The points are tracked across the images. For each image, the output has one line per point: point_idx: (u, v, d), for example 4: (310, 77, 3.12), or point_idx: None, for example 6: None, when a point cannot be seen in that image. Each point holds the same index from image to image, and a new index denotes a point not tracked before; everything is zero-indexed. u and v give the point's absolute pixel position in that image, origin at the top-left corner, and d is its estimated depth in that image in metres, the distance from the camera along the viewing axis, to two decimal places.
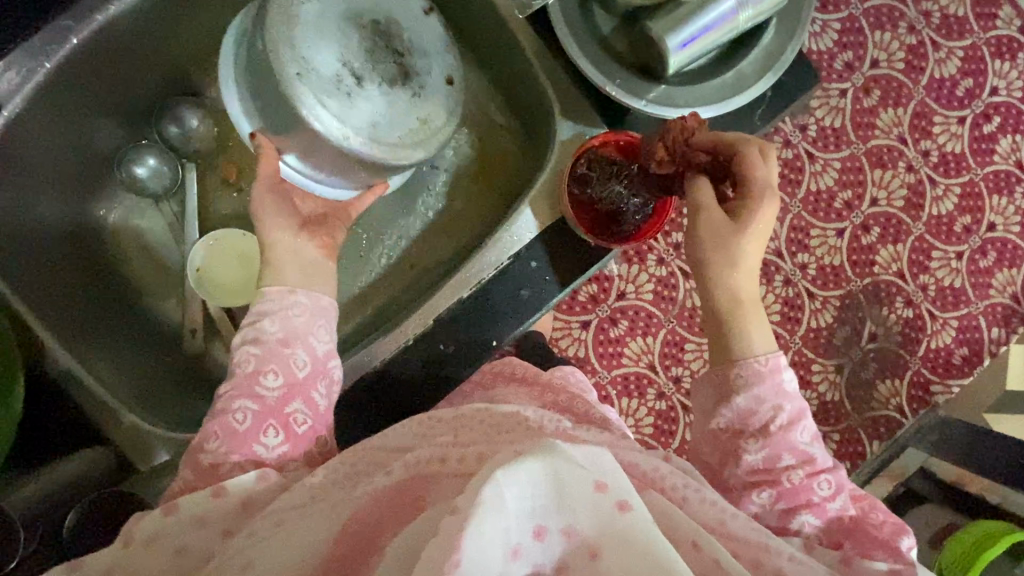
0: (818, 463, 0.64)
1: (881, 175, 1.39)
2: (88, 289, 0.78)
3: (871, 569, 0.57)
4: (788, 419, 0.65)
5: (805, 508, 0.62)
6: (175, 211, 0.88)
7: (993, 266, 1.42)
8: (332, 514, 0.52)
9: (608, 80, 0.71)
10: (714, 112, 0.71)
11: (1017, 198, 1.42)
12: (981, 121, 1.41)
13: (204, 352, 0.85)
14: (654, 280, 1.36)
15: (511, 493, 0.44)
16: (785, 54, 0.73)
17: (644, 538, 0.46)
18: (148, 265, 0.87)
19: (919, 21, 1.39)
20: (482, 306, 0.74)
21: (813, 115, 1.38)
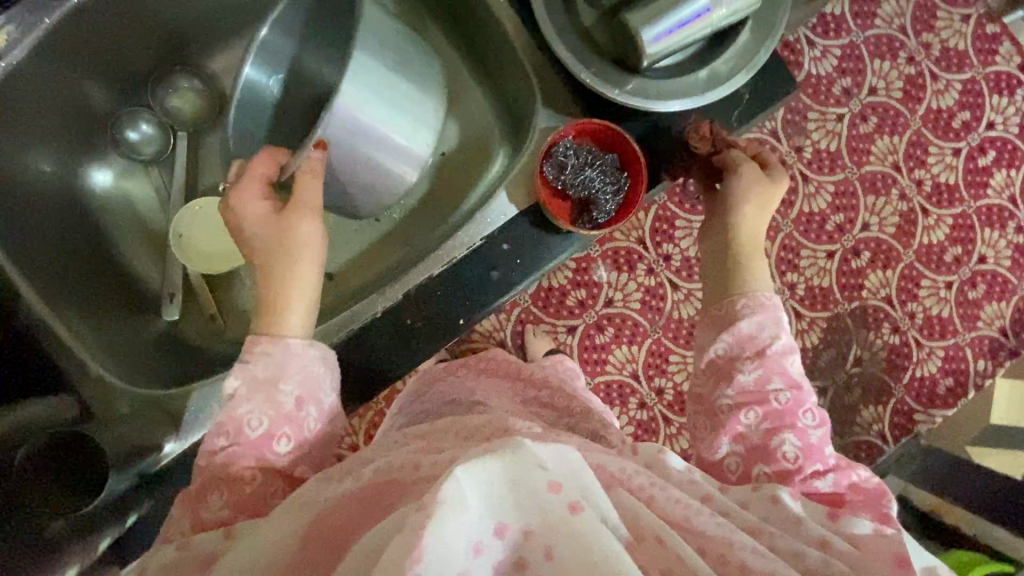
0: (807, 391, 0.65)
1: (874, 201, 1.40)
2: (70, 244, 0.80)
3: (856, 522, 0.55)
4: (784, 346, 0.66)
5: (787, 428, 0.62)
6: (164, 178, 0.90)
7: (982, 298, 1.42)
8: (299, 517, 0.52)
9: (581, 68, 0.72)
10: (688, 104, 0.72)
11: (1010, 233, 1.42)
12: (976, 153, 1.42)
13: (181, 317, 0.87)
14: (643, 289, 1.37)
15: (472, 486, 0.44)
16: (759, 55, 0.73)
17: (589, 541, 0.45)
18: (135, 227, 0.88)
19: (919, 52, 1.41)
20: (455, 283, 0.76)
21: (810, 136, 1.39)
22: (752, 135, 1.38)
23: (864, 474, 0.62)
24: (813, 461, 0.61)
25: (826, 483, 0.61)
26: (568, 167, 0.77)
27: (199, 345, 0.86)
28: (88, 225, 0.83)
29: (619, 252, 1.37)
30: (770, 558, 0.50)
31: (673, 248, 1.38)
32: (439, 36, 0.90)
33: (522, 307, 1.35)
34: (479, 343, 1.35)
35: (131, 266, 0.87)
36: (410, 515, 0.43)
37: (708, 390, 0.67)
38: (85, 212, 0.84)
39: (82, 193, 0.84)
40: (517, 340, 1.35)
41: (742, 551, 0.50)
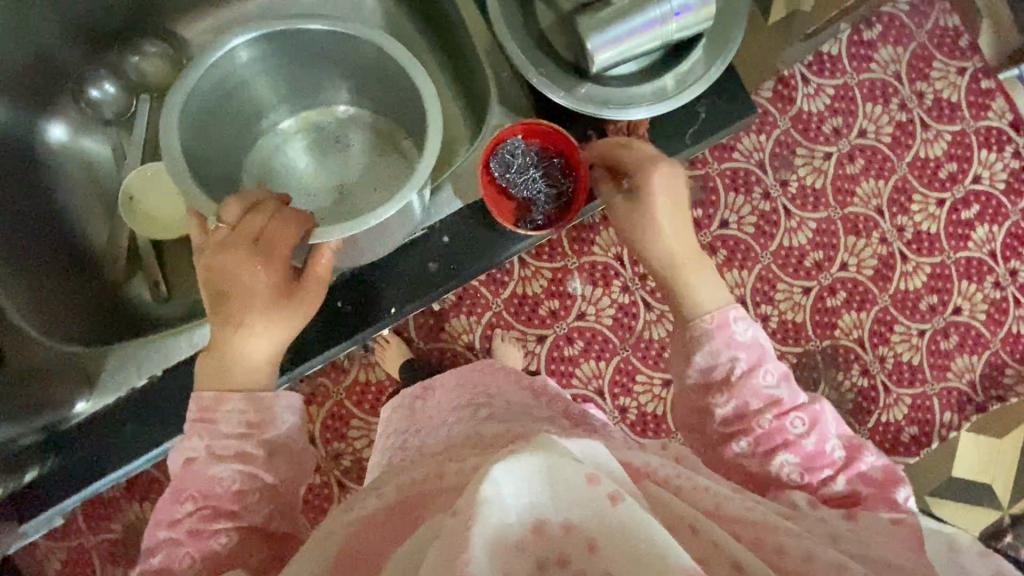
0: (786, 402, 0.62)
1: (854, 242, 1.41)
2: (16, 188, 0.80)
3: (875, 517, 0.57)
4: (749, 364, 0.64)
5: (782, 448, 0.61)
6: (122, 139, 0.90)
7: (954, 349, 1.42)
8: (323, 549, 0.58)
9: (530, 69, 0.73)
10: (637, 113, 0.72)
11: (987, 288, 1.43)
12: (960, 206, 1.43)
13: (125, 281, 0.86)
14: (616, 305, 1.37)
15: (513, 478, 0.46)
16: (709, 73, 0.74)
17: (631, 532, 0.45)
18: (88, 186, 0.88)
19: (911, 100, 1.42)
20: (388, 273, 0.82)
21: (796, 172, 1.40)
22: (738, 164, 1.39)
23: (872, 461, 0.62)
24: (819, 467, 0.61)
25: (838, 484, 0.60)
26: (514, 167, 0.81)
27: (135, 311, 0.86)
28: (36, 177, 0.83)
29: (596, 266, 1.36)
30: (806, 536, 0.51)
31: None
32: (415, 33, 0.94)
33: (493, 312, 1.34)
34: (446, 345, 1.34)
35: (79, 224, 0.86)
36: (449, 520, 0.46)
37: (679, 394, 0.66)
38: (36, 164, 0.84)
39: (37, 145, 0.85)
40: (485, 344, 1.34)
41: (778, 531, 0.51)
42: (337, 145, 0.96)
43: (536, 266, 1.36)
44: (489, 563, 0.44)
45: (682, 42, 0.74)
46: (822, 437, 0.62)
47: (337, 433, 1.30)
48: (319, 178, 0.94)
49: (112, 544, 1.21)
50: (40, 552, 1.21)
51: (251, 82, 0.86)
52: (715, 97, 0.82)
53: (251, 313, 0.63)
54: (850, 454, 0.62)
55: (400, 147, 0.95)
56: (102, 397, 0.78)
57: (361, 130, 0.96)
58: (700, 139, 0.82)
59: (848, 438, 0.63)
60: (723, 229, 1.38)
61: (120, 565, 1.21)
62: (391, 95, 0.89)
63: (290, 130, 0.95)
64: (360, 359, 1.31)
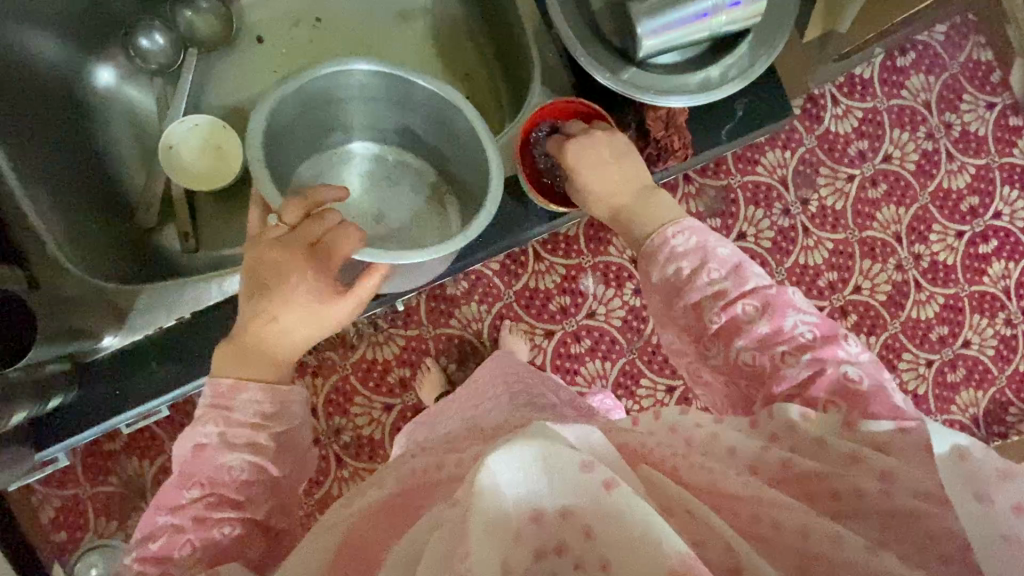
0: (732, 291, 0.60)
1: (869, 266, 1.41)
2: (60, 127, 0.81)
3: (872, 426, 0.52)
4: (696, 260, 0.62)
5: (739, 337, 0.59)
6: (166, 90, 0.91)
7: (960, 382, 1.41)
8: (330, 535, 0.59)
9: (578, 47, 0.73)
10: (685, 101, 0.72)
11: (998, 324, 1.42)
12: (978, 239, 1.42)
13: (156, 229, 0.87)
14: (626, 308, 1.37)
15: (508, 468, 0.46)
16: (755, 67, 0.74)
17: (628, 518, 0.44)
18: (130, 134, 0.89)
19: (939, 129, 1.42)
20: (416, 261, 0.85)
21: (817, 191, 1.40)
22: (761, 178, 1.39)
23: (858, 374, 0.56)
24: (777, 346, 0.58)
25: (803, 368, 0.56)
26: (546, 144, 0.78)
27: (167, 260, 0.86)
28: (82, 119, 0.85)
29: (610, 267, 1.37)
30: (801, 511, 0.48)
31: None
32: (461, 16, 0.95)
33: (504, 303, 1.35)
34: (454, 331, 1.35)
35: (116, 168, 0.87)
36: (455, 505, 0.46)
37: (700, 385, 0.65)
38: (82, 106, 0.85)
39: (84, 88, 0.86)
40: (493, 334, 1.35)
41: (774, 506, 0.49)
42: (388, 184, 0.91)
43: (551, 261, 1.37)
44: (485, 545, 0.44)
45: (728, 35, 0.74)
46: (778, 319, 0.58)
47: (339, 408, 1.31)
48: (359, 204, 0.90)
49: (108, 496, 1.22)
50: (36, 498, 1.22)
51: (336, 100, 0.82)
52: (752, 102, 0.83)
53: (281, 309, 0.62)
54: (826, 338, 0.57)
55: (446, 209, 0.90)
56: (131, 334, 0.79)
57: (415, 179, 0.92)
58: (738, 133, 0.83)
59: (828, 327, 0.59)
60: (740, 241, 1.38)
61: (114, 518, 1.22)
62: (456, 159, 0.86)
63: (352, 155, 0.91)
64: (369, 338, 1.32)
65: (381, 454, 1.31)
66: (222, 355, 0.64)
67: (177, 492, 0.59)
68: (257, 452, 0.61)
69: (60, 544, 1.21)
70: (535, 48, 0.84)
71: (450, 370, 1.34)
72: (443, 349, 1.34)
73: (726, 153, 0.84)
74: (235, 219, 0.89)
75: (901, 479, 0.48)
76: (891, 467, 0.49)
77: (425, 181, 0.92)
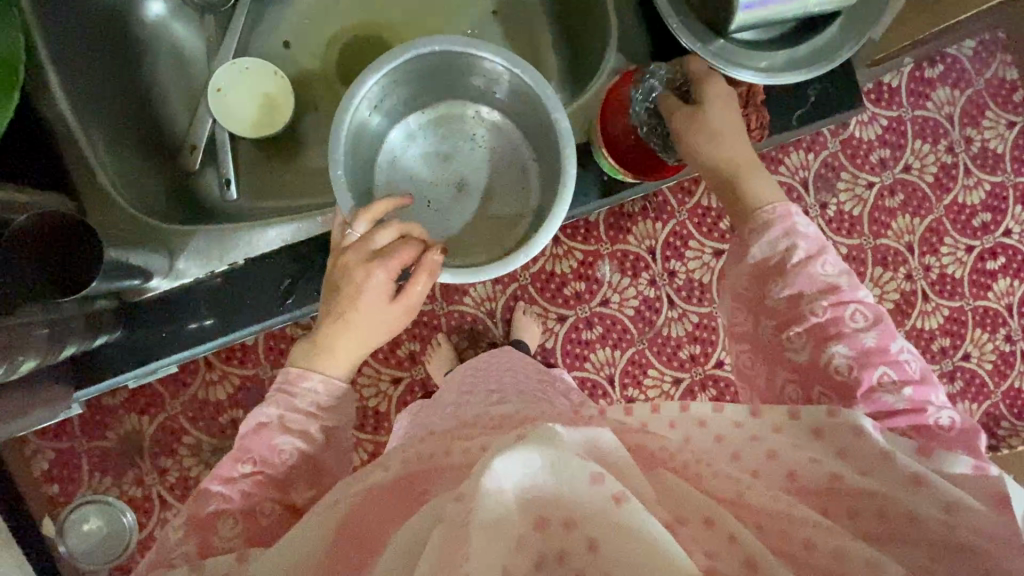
0: (845, 292, 0.58)
1: (880, 273, 1.38)
2: (113, 62, 0.78)
3: (950, 458, 0.51)
4: (813, 249, 0.60)
5: (836, 339, 0.57)
6: (216, 30, 0.87)
7: (956, 394, 1.39)
8: (327, 513, 0.52)
9: (671, 15, 0.73)
10: (761, 79, 0.72)
11: (998, 339, 1.40)
12: (986, 255, 1.40)
13: (198, 174, 0.84)
14: (641, 298, 1.31)
15: (510, 477, 0.44)
16: (843, 51, 0.73)
17: (635, 532, 0.42)
18: (177, 74, 0.85)
19: (959, 144, 1.40)
20: (490, 234, 0.85)
21: (836, 196, 1.38)
22: (782, 178, 1.37)
23: (948, 417, 0.55)
24: (875, 363, 0.56)
25: (900, 400, 0.55)
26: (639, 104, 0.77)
27: (215, 207, 0.83)
28: (128, 52, 0.81)
29: (628, 256, 1.31)
30: (837, 533, 0.47)
31: (680, 266, 1.31)
32: None
33: (519, 284, 1.31)
34: (468, 309, 1.32)
35: (163, 110, 0.84)
36: (450, 506, 0.45)
37: (746, 388, 0.67)
38: (127, 36, 0.81)
39: (132, 19, 0.82)
40: (506, 315, 1.32)
41: (805, 526, 0.48)
42: (466, 146, 0.87)
43: (568, 245, 1.31)
44: (483, 553, 0.42)
45: (821, 15, 0.74)
46: (886, 338, 0.58)
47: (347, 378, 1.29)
48: (439, 171, 0.87)
49: (105, 452, 1.14)
50: (29, 448, 1.14)
51: (408, 76, 0.78)
52: (828, 87, 0.83)
53: (350, 312, 0.63)
54: (923, 377, 0.57)
55: (528, 176, 0.86)
56: (180, 277, 0.77)
57: (498, 140, 0.87)
58: (808, 120, 0.83)
59: (928, 368, 0.58)
60: None
61: (109, 473, 1.14)
62: (538, 128, 0.81)
63: (432, 120, 0.87)
64: None
65: (384, 428, 1.29)
66: (300, 347, 0.65)
67: (229, 466, 0.57)
68: (305, 438, 0.60)
69: (52, 497, 1.14)
70: (615, 13, 0.82)
71: (461, 348, 1.31)
72: (454, 327, 1.31)
73: (793, 140, 0.85)
74: (281, 173, 0.87)
75: (964, 515, 0.47)
76: (955, 499, 0.48)
77: (507, 145, 0.87)
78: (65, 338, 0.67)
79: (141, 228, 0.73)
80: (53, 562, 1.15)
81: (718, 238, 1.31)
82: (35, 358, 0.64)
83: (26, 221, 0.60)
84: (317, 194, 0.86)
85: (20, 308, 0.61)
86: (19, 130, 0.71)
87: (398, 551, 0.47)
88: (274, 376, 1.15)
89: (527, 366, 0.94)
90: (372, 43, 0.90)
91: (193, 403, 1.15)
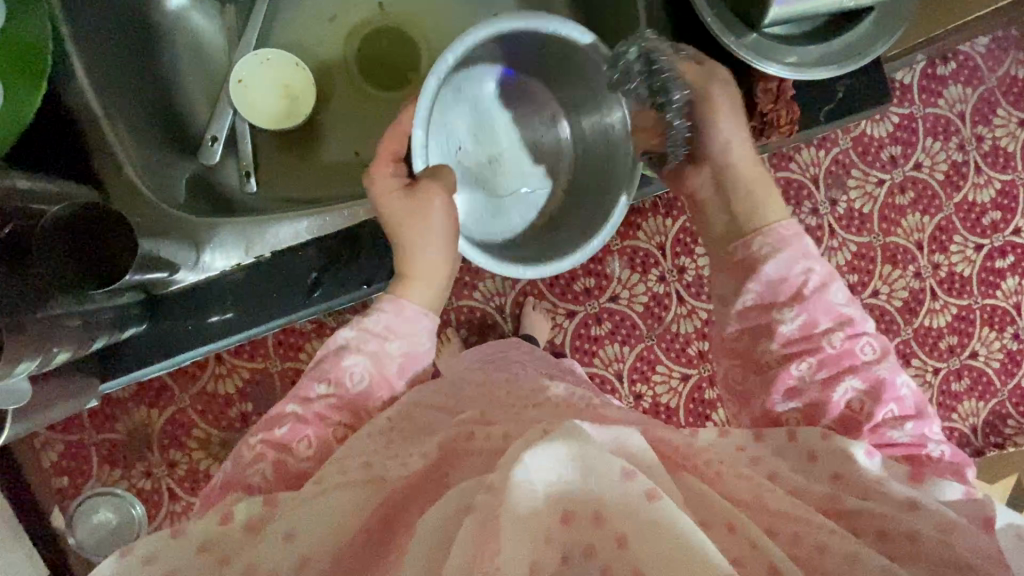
0: (860, 323, 0.59)
1: (890, 272, 1.33)
2: (136, 52, 0.78)
3: (941, 486, 0.51)
4: (822, 279, 0.61)
5: (849, 372, 0.57)
6: (237, 21, 0.86)
7: (963, 392, 1.34)
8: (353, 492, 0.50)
9: (706, 9, 0.73)
10: (795, 73, 0.72)
11: (1006, 338, 1.35)
12: (996, 254, 1.35)
13: (217, 166, 0.83)
14: (650, 294, 1.30)
15: (540, 473, 0.44)
16: (876, 46, 0.73)
17: (665, 532, 0.42)
18: (196, 65, 0.85)
19: (970, 141, 1.35)
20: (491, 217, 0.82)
21: (846, 193, 1.32)
22: (793, 175, 1.31)
23: (940, 449, 0.56)
24: (884, 399, 0.57)
25: (903, 433, 0.56)
26: None
27: (236, 200, 0.82)
28: (149, 43, 0.80)
29: (637, 252, 1.30)
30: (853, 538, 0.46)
31: (689, 262, 1.31)
32: None
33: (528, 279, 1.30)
34: (477, 304, 1.30)
35: (183, 102, 0.83)
36: (481, 495, 0.44)
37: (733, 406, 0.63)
38: (148, 27, 0.81)
39: (153, 8, 0.81)
40: (515, 311, 1.30)
41: (819, 529, 0.47)
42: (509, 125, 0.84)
43: None
44: (515, 544, 0.41)
45: (855, 9, 0.73)
46: (892, 370, 0.58)
47: None
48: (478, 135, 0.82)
49: (114, 445, 1.14)
50: (38, 441, 1.13)
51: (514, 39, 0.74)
52: (853, 84, 0.83)
53: (417, 258, 0.66)
54: (921, 407, 0.58)
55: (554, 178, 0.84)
56: (207, 271, 0.76)
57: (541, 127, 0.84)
58: (835, 116, 0.83)
59: (924, 399, 0.58)
60: None
61: (118, 466, 1.14)
62: (595, 165, 0.81)
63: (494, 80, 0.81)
64: None
65: None
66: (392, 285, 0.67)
67: (306, 385, 0.58)
68: (377, 364, 0.60)
69: (60, 490, 1.14)
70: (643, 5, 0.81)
71: (470, 342, 1.30)
72: (463, 321, 1.29)
73: (820, 137, 0.84)
74: (303, 166, 0.87)
75: (959, 537, 0.47)
76: (948, 520, 0.48)
77: (549, 154, 0.85)
78: (95, 331, 0.67)
79: (164, 218, 0.72)
80: (60, 555, 1.15)
81: None
82: (69, 350, 0.64)
83: (59, 211, 0.60)
84: (337, 186, 0.85)
85: (52, 296, 0.60)
86: (40, 124, 0.72)
87: (425, 545, 0.45)
88: (283, 370, 1.15)
89: (540, 359, 0.93)
90: (394, 35, 0.90)
91: (202, 397, 1.15)
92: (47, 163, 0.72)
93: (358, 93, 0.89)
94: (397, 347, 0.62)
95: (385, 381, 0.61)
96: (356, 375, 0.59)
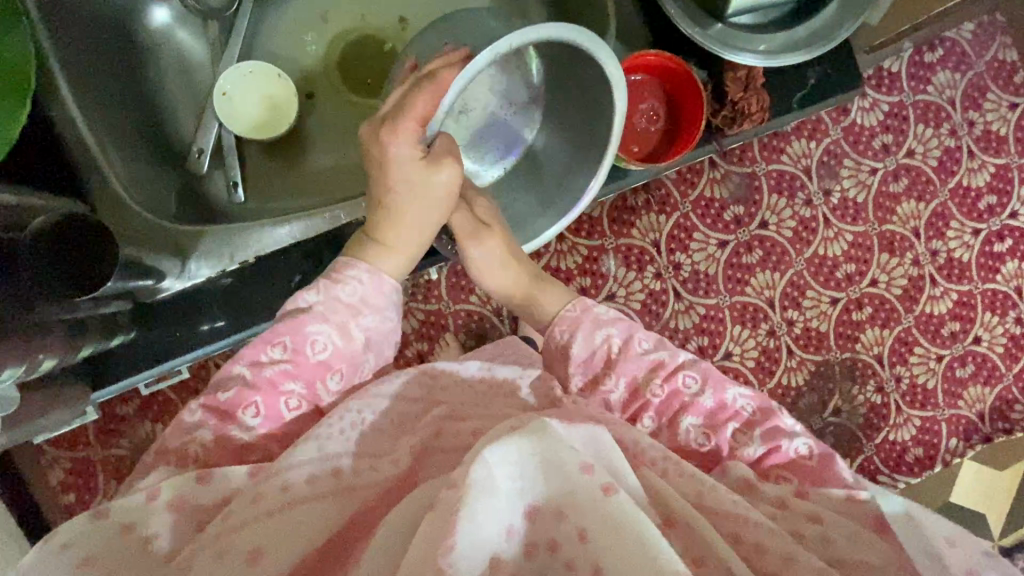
0: (670, 363, 0.64)
1: (887, 260, 1.32)
2: (120, 75, 0.81)
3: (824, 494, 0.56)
4: (625, 334, 0.65)
5: (684, 411, 0.62)
6: (218, 35, 0.87)
7: (968, 378, 1.33)
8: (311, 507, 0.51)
9: (671, 1, 0.74)
10: (759, 61, 0.73)
11: (1008, 322, 1.34)
12: (994, 238, 1.34)
13: (205, 177, 0.84)
14: (647, 291, 1.29)
15: (502, 471, 0.45)
16: (841, 32, 0.74)
17: (620, 528, 0.43)
18: (183, 83, 0.86)
19: (962, 127, 1.34)
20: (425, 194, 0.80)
21: (840, 182, 1.32)
22: (785, 167, 1.31)
23: (801, 445, 0.60)
24: (723, 421, 0.62)
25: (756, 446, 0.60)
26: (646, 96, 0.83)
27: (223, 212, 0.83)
28: (133, 61, 0.83)
29: (632, 250, 1.29)
30: None
31: (685, 259, 1.29)
32: None
33: None
34: (474, 308, 1.29)
35: (168, 118, 0.85)
36: (443, 492, 0.45)
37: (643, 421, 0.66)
38: (131, 46, 0.83)
39: (138, 26, 0.84)
40: (512, 313, 1.30)
41: None
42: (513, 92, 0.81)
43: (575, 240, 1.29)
44: (467, 537, 0.42)
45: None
46: (719, 390, 0.63)
47: None
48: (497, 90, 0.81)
49: (119, 460, 1.15)
50: (45, 458, 1.15)
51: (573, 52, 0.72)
52: (824, 72, 0.83)
53: (397, 224, 0.66)
54: (763, 411, 0.62)
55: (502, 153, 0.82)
56: (191, 277, 0.77)
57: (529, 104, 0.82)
58: (808, 103, 0.83)
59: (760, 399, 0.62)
60: (761, 229, 1.30)
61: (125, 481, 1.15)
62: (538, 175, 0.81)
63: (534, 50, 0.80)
64: None
65: None
66: (369, 253, 0.66)
67: (259, 350, 0.59)
68: (342, 334, 0.61)
69: (68, 507, 1.14)
70: (614, 4, 0.82)
71: (469, 347, 1.30)
72: (461, 326, 1.29)
73: (794, 124, 0.85)
74: (287, 174, 0.88)
75: None
76: None
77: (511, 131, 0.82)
78: (82, 341, 0.68)
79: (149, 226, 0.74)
80: None
81: (722, 229, 1.30)
82: (55, 357, 0.64)
83: (50, 219, 0.64)
84: (319, 190, 0.87)
85: (37, 304, 0.61)
86: (29, 145, 0.74)
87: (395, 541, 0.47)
88: None
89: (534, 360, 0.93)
90: (370, 43, 0.91)
91: None
92: (36, 180, 0.73)
93: (339, 102, 0.91)
94: (366, 321, 0.62)
95: (348, 353, 0.61)
96: (315, 358, 0.59)
